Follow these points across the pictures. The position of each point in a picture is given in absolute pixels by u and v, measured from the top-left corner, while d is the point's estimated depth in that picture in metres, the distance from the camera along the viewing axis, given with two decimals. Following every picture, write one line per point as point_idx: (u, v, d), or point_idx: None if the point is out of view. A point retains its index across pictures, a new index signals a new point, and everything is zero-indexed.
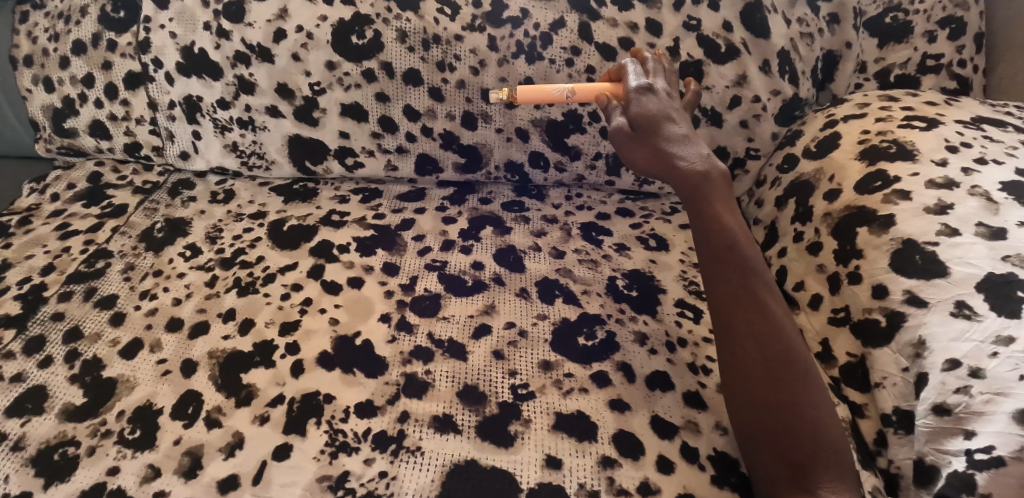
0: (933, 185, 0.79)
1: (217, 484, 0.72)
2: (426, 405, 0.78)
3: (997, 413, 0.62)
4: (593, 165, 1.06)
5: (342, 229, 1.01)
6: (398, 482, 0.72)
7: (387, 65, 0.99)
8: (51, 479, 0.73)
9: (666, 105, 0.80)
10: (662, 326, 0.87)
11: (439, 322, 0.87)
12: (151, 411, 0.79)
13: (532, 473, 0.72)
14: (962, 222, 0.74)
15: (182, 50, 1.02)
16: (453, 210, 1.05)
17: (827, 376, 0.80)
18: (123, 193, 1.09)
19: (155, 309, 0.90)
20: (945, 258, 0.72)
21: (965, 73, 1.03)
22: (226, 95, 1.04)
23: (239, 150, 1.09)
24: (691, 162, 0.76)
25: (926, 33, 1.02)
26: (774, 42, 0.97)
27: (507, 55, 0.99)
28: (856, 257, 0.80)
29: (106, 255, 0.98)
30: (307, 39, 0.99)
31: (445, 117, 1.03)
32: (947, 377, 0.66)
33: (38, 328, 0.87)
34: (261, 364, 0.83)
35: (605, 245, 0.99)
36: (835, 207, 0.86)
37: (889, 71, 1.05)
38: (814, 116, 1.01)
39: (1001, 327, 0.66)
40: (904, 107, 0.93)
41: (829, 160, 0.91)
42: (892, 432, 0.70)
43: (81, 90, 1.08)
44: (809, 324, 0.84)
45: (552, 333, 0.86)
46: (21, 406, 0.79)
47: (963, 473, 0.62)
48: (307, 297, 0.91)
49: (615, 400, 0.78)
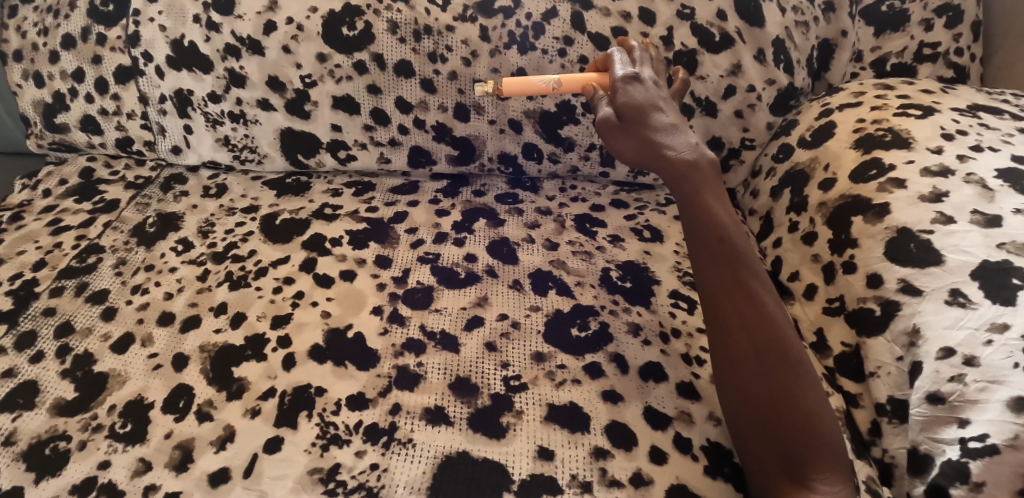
0: (928, 173, 0.78)
1: (208, 478, 0.72)
2: (418, 397, 0.78)
3: (991, 401, 0.61)
4: (587, 156, 1.05)
5: (334, 222, 1.00)
6: (390, 474, 0.71)
7: (379, 57, 0.99)
8: (42, 474, 0.73)
9: (653, 94, 0.80)
10: (656, 317, 0.86)
11: (432, 314, 0.87)
12: (142, 405, 0.78)
13: (524, 464, 0.71)
14: (957, 210, 0.73)
15: (172, 43, 1.01)
16: (447, 203, 1.05)
17: (822, 366, 0.79)
18: (116, 188, 1.08)
19: (147, 303, 0.90)
20: (939, 246, 0.71)
21: (962, 62, 1.02)
22: (217, 88, 1.03)
23: (231, 144, 1.08)
24: (680, 151, 0.75)
25: (923, 21, 1.01)
26: (768, 31, 0.96)
27: (499, 46, 0.98)
28: (851, 247, 0.79)
29: (98, 250, 0.97)
30: (298, 31, 0.98)
31: (437, 109, 1.02)
32: (941, 365, 0.65)
33: (30, 324, 0.87)
34: (253, 357, 0.83)
35: (599, 237, 0.98)
36: (830, 197, 0.85)
37: (885, 59, 1.04)
38: (809, 106, 1.00)
39: (996, 315, 0.65)
40: (899, 96, 0.92)
41: (824, 149, 0.90)
42: (887, 422, 0.70)
43: (71, 85, 1.07)
44: (803, 314, 0.84)
45: (545, 324, 0.85)
46: (11, 401, 0.79)
47: (956, 462, 0.62)
48: (299, 290, 0.90)
49: (608, 390, 0.78)
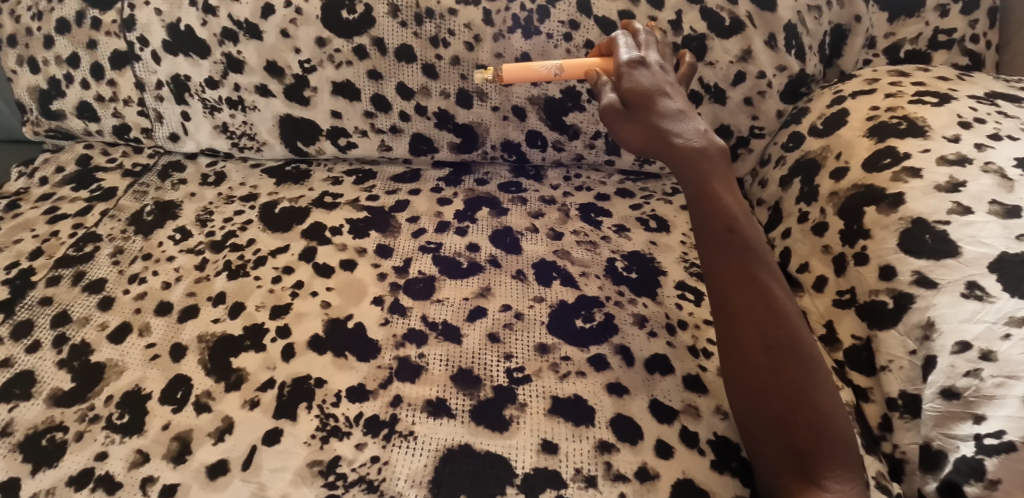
0: (945, 162, 0.76)
1: (206, 470, 0.71)
2: (419, 389, 0.77)
3: (1008, 397, 0.60)
4: (592, 144, 1.03)
5: (334, 211, 0.99)
6: (390, 467, 0.70)
7: (379, 41, 0.96)
8: (39, 465, 0.71)
9: (659, 79, 0.77)
10: (662, 308, 0.85)
11: (433, 304, 0.86)
12: (139, 396, 0.77)
13: (527, 458, 0.70)
14: (975, 201, 0.71)
15: (168, 27, 0.99)
16: (449, 192, 1.03)
17: (831, 360, 0.78)
18: (113, 176, 1.07)
19: (145, 292, 0.88)
20: (956, 238, 0.69)
21: (978, 49, 1.00)
22: (214, 73, 1.01)
23: (229, 131, 1.07)
24: (688, 138, 0.73)
25: (938, 6, 0.98)
26: (780, 15, 0.93)
27: (503, 30, 0.95)
28: (863, 238, 0.77)
29: (95, 239, 0.96)
30: (296, 14, 0.96)
31: (439, 95, 1.00)
32: (956, 360, 0.63)
33: (25, 313, 0.86)
34: (252, 348, 0.81)
35: (604, 227, 0.96)
36: (843, 186, 0.83)
37: (899, 46, 1.01)
38: (821, 93, 0.98)
39: (1015, 308, 0.63)
40: (915, 83, 0.89)
41: (837, 137, 0.88)
42: (898, 416, 0.68)
43: (66, 70, 1.05)
44: (812, 306, 0.82)
45: (549, 315, 0.84)
46: (8, 391, 0.78)
47: (971, 459, 0.60)
48: (299, 280, 0.89)
49: (613, 383, 0.76)
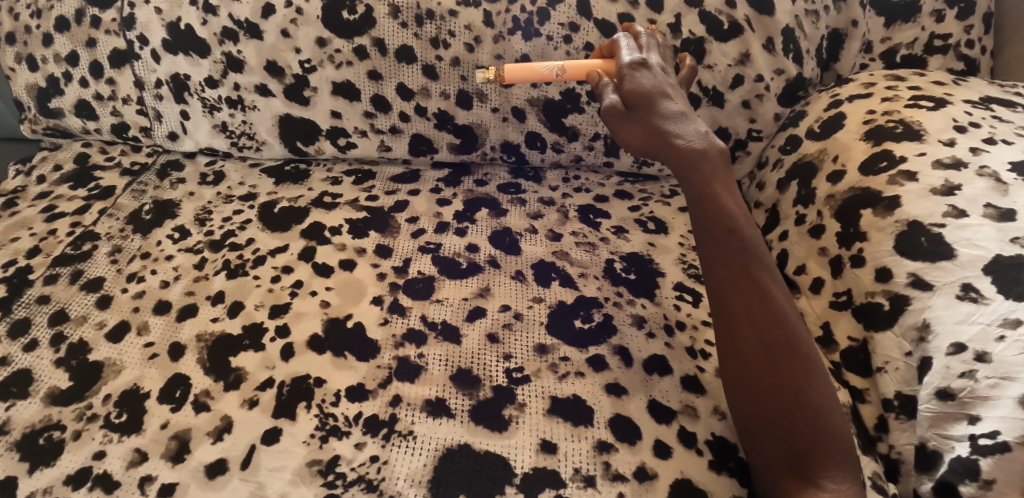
0: (940, 165, 0.77)
1: (205, 469, 0.71)
2: (419, 389, 0.77)
3: (1002, 398, 0.60)
4: (591, 146, 1.04)
5: (334, 211, 0.99)
6: (390, 467, 0.70)
7: (379, 41, 0.97)
8: (36, 464, 0.71)
9: (661, 81, 0.78)
10: (660, 309, 0.85)
11: (433, 304, 0.86)
12: (137, 395, 0.77)
13: (526, 458, 0.70)
14: (970, 203, 0.72)
15: (168, 26, 0.99)
16: (448, 192, 1.03)
17: (828, 361, 0.78)
18: (111, 175, 1.07)
19: (143, 291, 0.88)
20: (951, 240, 0.70)
21: (973, 54, 1.01)
22: (214, 73, 1.01)
23: (228, 130, 1.07)
24: (689, 140, 0.74)
25: (934, 12, 0.99)
26: (778, 19, 0.94)
27: (503, 31, 0.96)
28: (860, 240, 0.78)
29: (94, 237, 0.96)
30: (297, 14, 0.96)
31: (439, 96, 1.01)
32: (951, 361, 0.64)
33: (23, 311, 0.86)
34: (251, 347, 0.81)
35: (603, 228, 0.97)
36: (840, 189, 0.84)
37: (895, 50, 1.02)
38: (818, 96, 0.98)
39: (1009, 310, 0.63)
40: (911, 87, 0.90)
41: (833, 140, 0.89)
42: (893, 417, 0.69)
43: (65, 69, 1.05)
44: (809, 308, 0.82)
45: (548, 316, 0.84)
46: (5, 390, 0.77)
47: (966, 459, 0.61)
48: (298, 280, 0.89)
49: (612, 384, 0.77)
